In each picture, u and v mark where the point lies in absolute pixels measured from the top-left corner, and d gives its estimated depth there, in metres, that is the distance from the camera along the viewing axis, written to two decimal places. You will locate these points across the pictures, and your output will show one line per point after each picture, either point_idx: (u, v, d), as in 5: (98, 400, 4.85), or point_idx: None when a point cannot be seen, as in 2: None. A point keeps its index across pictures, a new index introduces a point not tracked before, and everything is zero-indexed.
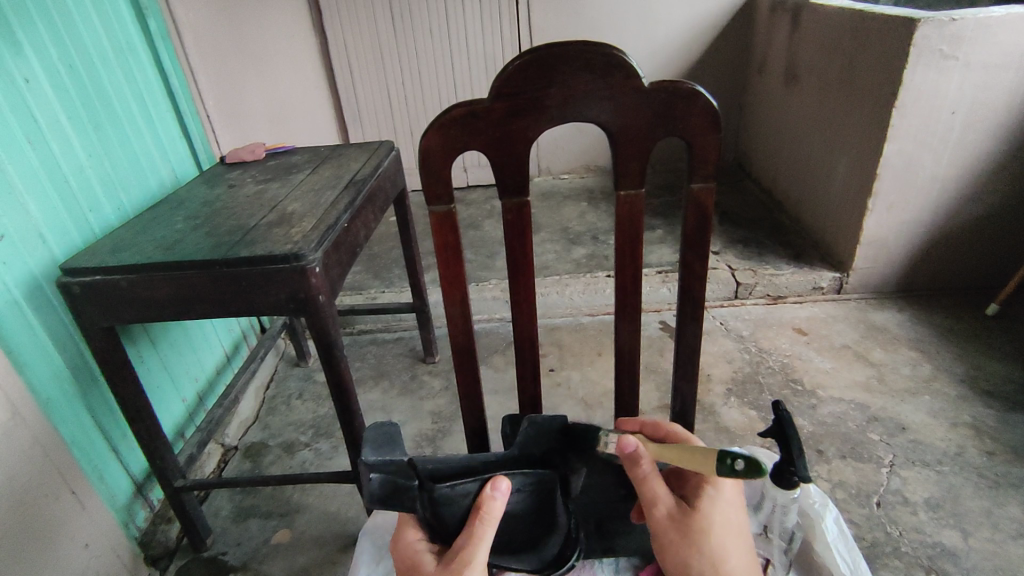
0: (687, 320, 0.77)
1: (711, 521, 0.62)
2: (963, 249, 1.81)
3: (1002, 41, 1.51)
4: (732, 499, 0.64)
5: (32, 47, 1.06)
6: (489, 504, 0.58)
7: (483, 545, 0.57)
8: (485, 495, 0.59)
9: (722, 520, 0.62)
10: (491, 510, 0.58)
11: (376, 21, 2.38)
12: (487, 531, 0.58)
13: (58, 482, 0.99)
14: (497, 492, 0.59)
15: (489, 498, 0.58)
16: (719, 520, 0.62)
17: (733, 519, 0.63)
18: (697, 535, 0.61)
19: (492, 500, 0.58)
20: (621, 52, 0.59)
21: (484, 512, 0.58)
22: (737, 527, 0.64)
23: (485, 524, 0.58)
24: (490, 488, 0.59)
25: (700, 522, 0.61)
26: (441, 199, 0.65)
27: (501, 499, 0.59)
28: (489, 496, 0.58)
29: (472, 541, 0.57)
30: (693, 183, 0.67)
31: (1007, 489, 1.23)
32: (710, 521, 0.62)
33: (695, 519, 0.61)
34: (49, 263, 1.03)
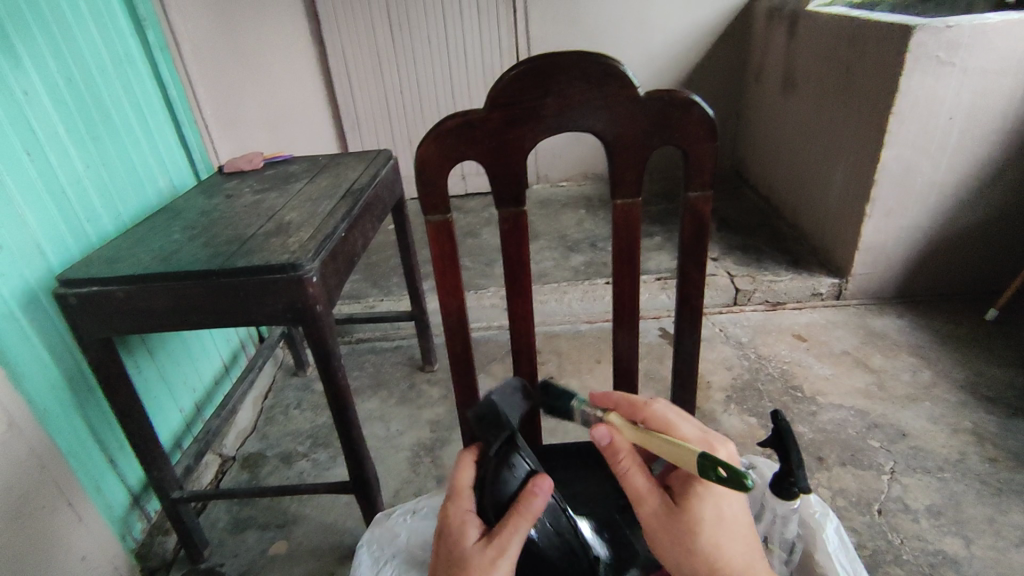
0: (685, 329, 0.76)
1: (701, 516, 0.57)
2: (962, 254, 1.82)
3: (999, 48, 1.52)
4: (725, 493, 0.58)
5: (31, 59, 1.06)
6: (534, 499, 0.57)
7: (519, 539, 0.56)
8: (529, 488, 0.58)
9: (716, 514, 0.57)
10: (534, 505, 0.57)
11: (375, 30, 2.39)
12: (524, 527, 0.56)
13: (55, 495, 0.99)
14: (541, 489, 0.57)
15: (534, 493, 0.57)
16: (713, 518, 0.57)
17: (727, 513, 0.57)
18: (687, 533, 0.56)
19: (536, 495, 0.57)
20: (617, 62, 0.59)
21: (528, 506, 0.56)
22: (735, 523, 0.58)
23: (526, 519, 0.56)
24: (535, 484, 0.57)
25: (689, 519, 0.57)
26: (438, 208, 0.65)
27: (544, 497, 0.57)
28: (531, 492, 0.57)
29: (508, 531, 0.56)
30: (689, 192, 0.67)
31: (1009, 495, 1.23)
32: (700, 518, 0.57)
33: (683, 515, 0.57)
34: (46, 274, 1.03)
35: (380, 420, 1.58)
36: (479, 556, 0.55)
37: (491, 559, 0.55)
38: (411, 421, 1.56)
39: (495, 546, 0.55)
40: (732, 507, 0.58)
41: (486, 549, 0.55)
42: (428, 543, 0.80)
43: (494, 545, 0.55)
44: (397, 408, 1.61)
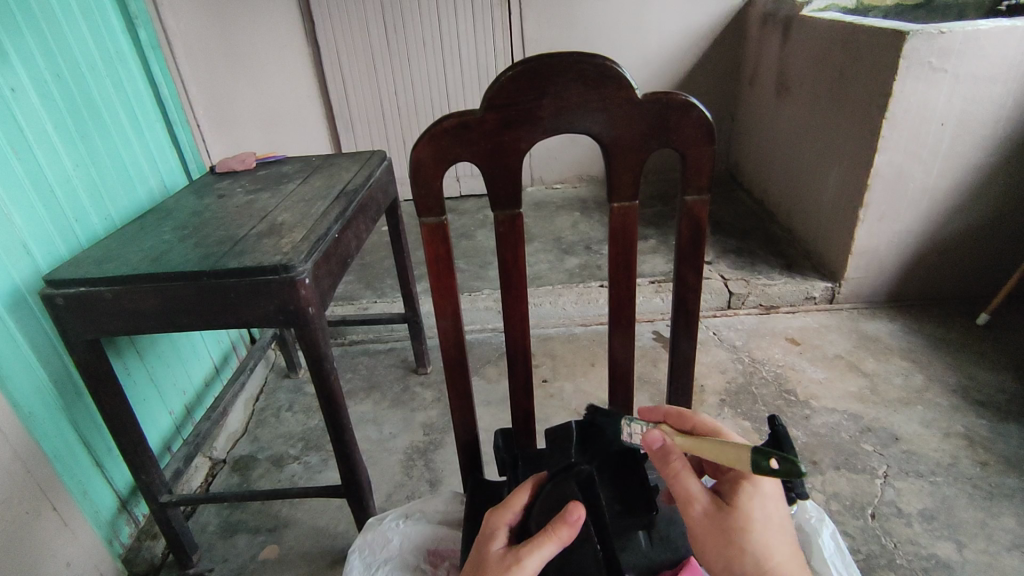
0: (681, 332, 0.76)
1: (754, 518, 0.54)
2: (953, 259, 1.83)
3: (990, 55, 1.53)
4: (774, 493, 0.57)
5: (18, 55, 1.05)
6: (563, 526, 0.56)
7: (538, 559, 0.56)
8: (563, 513, 0.56)
9: (768, 515, 0.55)
10: (562, 531, 0.55)
11: (369, 31, 2.38)
12: (547, 548, 0.55)
13: (39, 500, 0.97)
14: (574, 515, 0.56)
15: (565, 520, 0.56)
16: (761, 515, 0.55)
17: (777, 517, 0.56)
18: (740, 536, 0.53)
19: (567, 523, 0.56)
20: (614, 63, 0.59)
21: (555, 532, 0.55)
22: (785, 531, 0.56)
23: (549, 541, 0.56)
24: (568, 509, 0.56)
25: (741, 519, 0.54)
26: (433, 211, 0.64)
27: (574, 526, 0.56)
28: (563, 519, 0.56)
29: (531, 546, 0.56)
30: (686, 196, 0.67)
31: (1000, 500, 1.23)
32: (753, 518, 0.54)
33: (736, 516, 0.54)
34: (33, 275, 1.01)
35: (372, 423, 1.57)
36: (498, 562, 0.57)
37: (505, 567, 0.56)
38: (404, 424, 1.55)
39: (513, 556, 0.56)
40: (781, 511, 0.56)
41: (505, 558, 0.57)
42: (421, 549, 0.79)
43: (513, 556, 0.56)
44: (390, 411, 1.60)
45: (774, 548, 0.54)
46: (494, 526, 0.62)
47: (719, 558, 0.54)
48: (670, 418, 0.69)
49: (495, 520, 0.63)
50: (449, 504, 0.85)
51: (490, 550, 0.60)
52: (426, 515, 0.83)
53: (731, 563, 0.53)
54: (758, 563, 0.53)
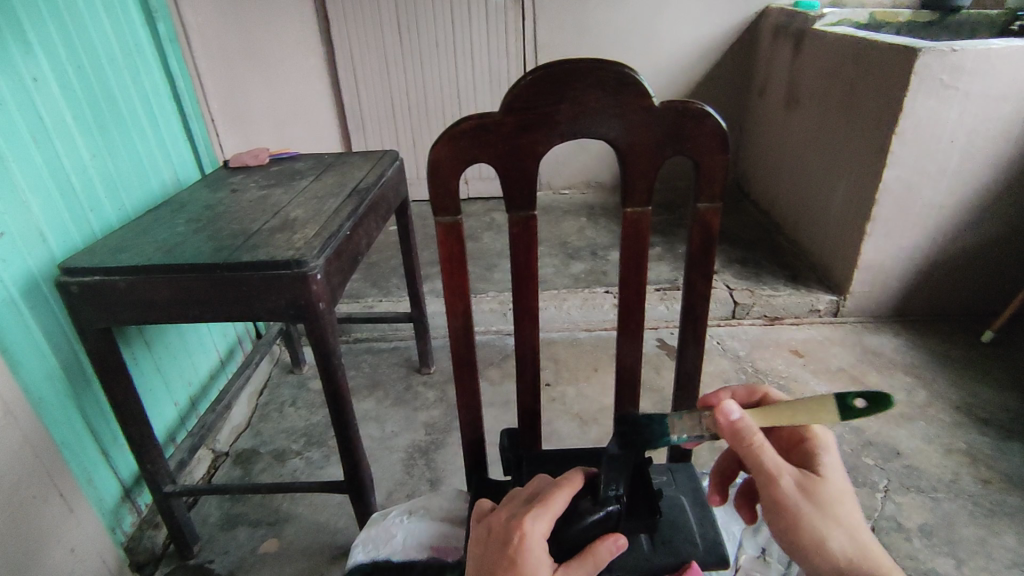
0: (689, 339, 0.77)
1: (833, 486, 0.57)
2: (960, 277, 1.83)
3: (1001, 73, 1.54)
4: (839, 462, 0.60)
5: (41, 45, 1.06)
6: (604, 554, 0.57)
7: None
8: (608, 540, 0.57)
9: (840, 485, 0.58)
10: (603, 557, 0.57)
11: (383, 32, 2.40)
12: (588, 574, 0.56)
13: (47, 485, 0.98)
14: (613, 542, 0.57)
15: (610, 546, 0.57)
16: (834, 481, 0.57)
17: (847, 482, 0.58)
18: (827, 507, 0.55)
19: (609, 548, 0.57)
20: (632, 71, 0.59)
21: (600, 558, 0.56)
22: (854, 493, 0.58)
23: (593, 565, 0.56)
24: (613, 537, 0.57)
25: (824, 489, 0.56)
26: (449, 210, 0.65)
27: (614, 554, 0.58)
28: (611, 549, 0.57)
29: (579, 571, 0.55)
30: (699, 204, 0.68)
31: (1001, 517, 1.23)
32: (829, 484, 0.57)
33: (820, 486, 0.56)
34: (48, 262, 1.02)
35: (375, 421, 1.57)
36: None
37: None
38: (406, 423, 1.56)
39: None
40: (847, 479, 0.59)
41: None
42: (425, 546, 0.79)
43: None
44: (392, 410, 1.61)
45: (853, 517, 0.56)
46: (535, 541, 0.54)
47: (814, 539, 0.54)
48: (739, 396, 0.69)
49: (533, 530, 0.54)
50: (452, 502, 0.86)
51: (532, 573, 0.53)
52: (430, 511, 0.84)
53: (824, 539, 0.54)
54: (846, 532, 0.54)
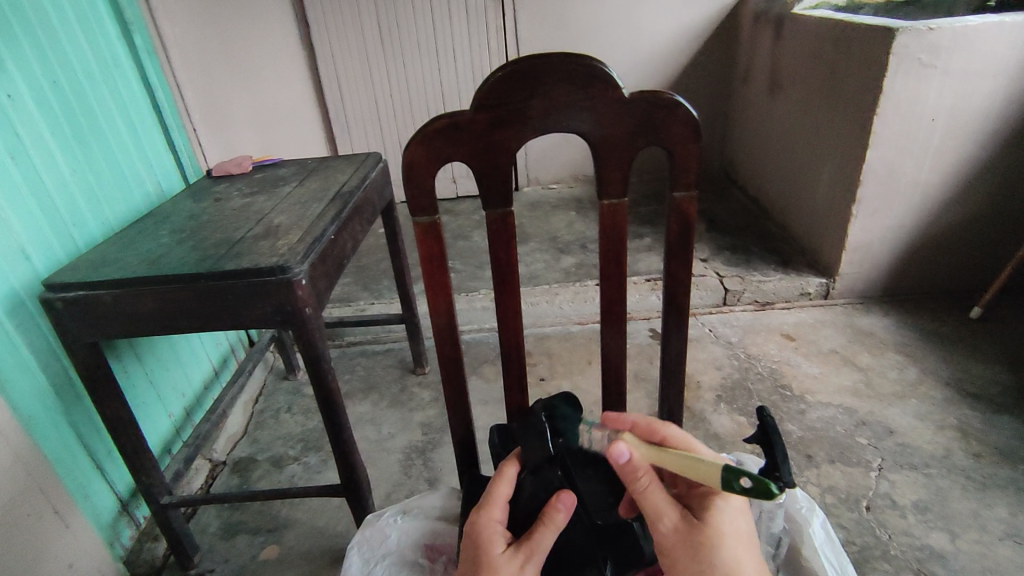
0: (672, 327, 0.77)
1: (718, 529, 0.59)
2: (947, 254, 1.84)
3: (978, 50, 1.54)
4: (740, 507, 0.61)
5: (15, 62, 1.05)
6: (556, 514, 0.61)
7: (544, 550, 0.60)
8: (553, 501, 0.62)
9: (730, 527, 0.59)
10: (557, 518, 0.61)
11: (364, 34, 2.39)
12: (550, 537, 0.60)
13: (41, 502, 0.98)
14: (563, 505, 0.61)
15: (556, 510, 0.61)
16: (729, 530, 0.59)
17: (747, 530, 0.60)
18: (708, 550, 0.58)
19: (558, 509, 0.61)
20: (601, 63, 0.60)
21: (550, 520, 0.61)
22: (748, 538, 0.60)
23: (550, 531, 0.61)
24: (558, 499, 0.61)
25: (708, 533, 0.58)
26: (426, 210, 0.66)
27: (565, 512, 0.61)
28: (553, 507, 0.61)
29: (533, 538, 0.60)
30: (674, 192, 0.68)
31: (994, 490, 1.24)
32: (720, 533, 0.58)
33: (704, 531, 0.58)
34: (33, 279, 1.03)
35: (370, 423, 1.58)
36: (508, 566, 0.59)
37: (518, 568, 0.59)
38: (403, 424, 1.56)
39: (522, 555, 0.60)
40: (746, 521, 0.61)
41: (514, 557, 0.60)
42: (420, 544, 0.80)
43: (523, 554, 0.60)
44: (389, 411, 1.61)
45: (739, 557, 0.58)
46: (489, 526, 0.63)
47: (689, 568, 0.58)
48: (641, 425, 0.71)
49: (485, 518, 0.64)
50: (446, 500, 0.86)
51: (490, 553, 0.61)
52: (423, 511, 0.84)
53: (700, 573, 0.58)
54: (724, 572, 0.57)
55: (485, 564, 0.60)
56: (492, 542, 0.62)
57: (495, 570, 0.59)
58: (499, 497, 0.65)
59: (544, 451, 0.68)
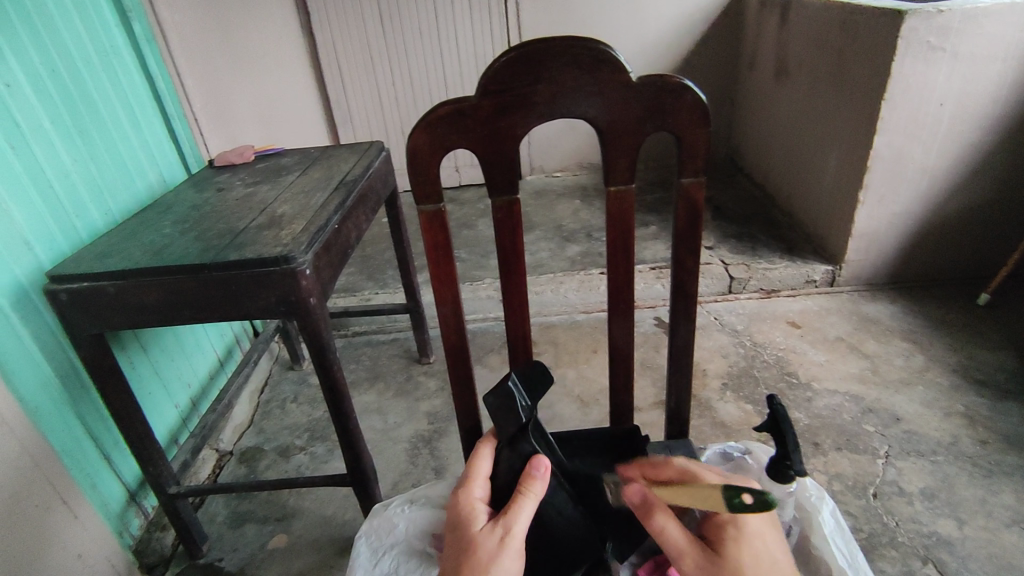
0: (680, 316, 0.77)
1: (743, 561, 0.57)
2: (955, 239, 1.82)
3: (989, 32, 1.51)
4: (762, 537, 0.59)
5: (14, 52, 1.05)
6: (533, 481, 0.61)
7: (525, 520, 0.59)
8: (529, 469, 0.62)
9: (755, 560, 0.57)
10: (535, 486, 0.61)
11: (365, 22, 2.37)
12: (530, 504, 0.60)
13: (50, 493, 0.98)
14: (538, 472, 0.62)
15: (533, 477, 0.61)
16: (752, 561, 0.57)
17: (773, 560, 0.58)
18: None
19: (535, 476, 0.62)
20: (608, 47, 0.58)
21: (527, 487, 0.61)
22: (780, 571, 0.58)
23: (530, 498, 0.60)
24: (533, 465, 0.62)
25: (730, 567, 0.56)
26: (431, 198, 0.65)
27: (542, 478, 0.62)
28: (531, 475, 0.62)
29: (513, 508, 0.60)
30: (682, 178, 0.67)
31: (1002, 477, 1.24)
32: (744, 563, 0.57)
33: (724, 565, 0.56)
34: (36, 270, 1.02)
35: (376, 412, 1.58)
36: (489, 539, 0.58)
37: (499, 539, 0.58)
38: (408, 413, 1.56)
39: (503, 524, 0.59)
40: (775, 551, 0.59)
41: (495, 527, 0.59)
42: (427, 533, 0.80)
43: (503, 526, 0.59)
44: (394, 401, 1.61)
45: None
46: (470, 503, 0.64)
47: None
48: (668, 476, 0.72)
49: (467, 496, 0.65)
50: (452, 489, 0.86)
51: (472, 529, 0.61)
52: (431, 499, 0.84)
53: None
54: None
55: (469, 542, 0.59)
56: (473, 519, 0.62)
57: (477, 545, 0.58)
58: (477, 478, 0.67)
59: (515, 421, 0.68)
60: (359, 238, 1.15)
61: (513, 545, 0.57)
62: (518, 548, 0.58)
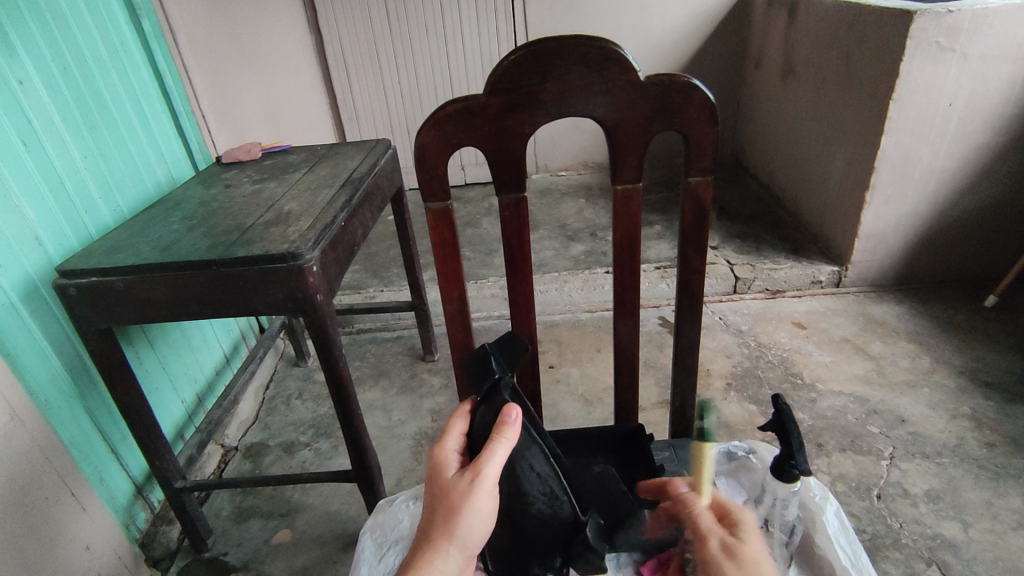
0: (686, 315, 0.77)
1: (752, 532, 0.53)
2: (962, 241, 1.82)
3: (999, 33, 1.51)
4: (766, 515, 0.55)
5: (26, 48, 1.05)
6: (505, 427, 0.58)
7: (497, 464, 0.56)
8: (501, 417, 0.59)
9: None
10: (508, 431, 0.58)
11: (372, 20, 2.38)
12: (502, 449, 0.56)
13: (59, 486, 0.99)
14: (510, 415, 0.59)
15: (505, 420, 0.58)
16: None
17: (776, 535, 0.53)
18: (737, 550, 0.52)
19: (506, 422, 0.58)
20: (616, 46, 0.59)
21: (499, 432, 0.57)
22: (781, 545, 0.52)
23: (502, 443, 0.57)
24: (505, 410, 0.59)
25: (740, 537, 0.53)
26: (438, 195, 0.65)
27: (514, 423, 0.59)
28: (502, 419, 0.58)
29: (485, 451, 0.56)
30: (690, 178, 0.67)
31: (1007, 480, 1.23)
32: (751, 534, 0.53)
33: None
34: (46, 265, 1.03)
35: (381, 409, 1.59)
36: (459, 483, 0.55)
37: (469, 481, 0.54)
38: (412, 411, 1.57)
39: (473, 468, 0.55)
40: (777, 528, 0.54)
41: (465, 472, 0.55)
42: None
43: (474, 467, 0.55)
44: (398, 398, 1.62)
45: None
46: (443, 455, 0.61)
47: None
48: None
49: (440, 449, 0.62)
50: None
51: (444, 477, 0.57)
52: None
53: None
54: None
55: (439, 487, 0.56)
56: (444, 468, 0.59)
57: (446, 490, 0.55)
58: (452, 432, 0.64)
59: (488, 375, 0.68)
60: (366, 235, 1.15)
61: (484, 486, 0.54)
62: (490, 490, 0.55)
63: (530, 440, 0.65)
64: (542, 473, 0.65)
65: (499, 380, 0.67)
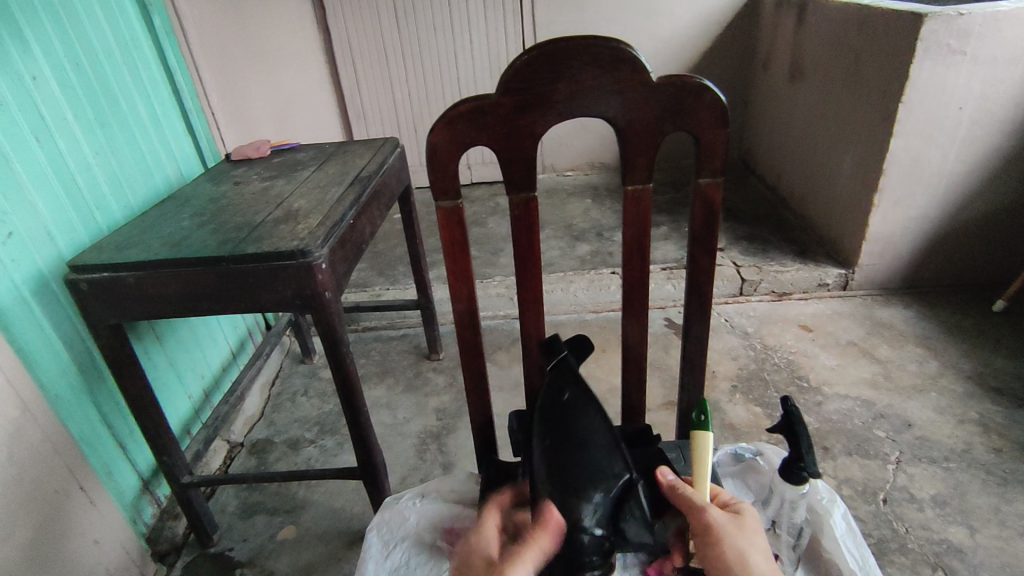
0: (695, 316, 0.77)
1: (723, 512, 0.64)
2: (971, 245, 1.81)
3: (1010, 36, 1.50)
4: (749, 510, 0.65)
5: (39, 43, 1.06)
6: (544, 530, 0.61)
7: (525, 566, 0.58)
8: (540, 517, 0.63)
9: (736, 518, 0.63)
10: (546, 539, 0.61)
11: (380, 19, 2.38)
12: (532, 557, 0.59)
13: (68, 480, 1.00)
14: (554, 516, 0.62)
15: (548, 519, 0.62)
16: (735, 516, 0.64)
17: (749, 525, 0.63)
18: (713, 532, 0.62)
19: (544, 524, 0.62)
20: (629, 46, 0.59)
21: (540, 530, 0.61)
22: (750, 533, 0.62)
23: (539, 549, 0.60)
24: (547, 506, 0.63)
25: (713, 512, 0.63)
26: (449, 194, 0.65)
27: (558, 531, 0.62)
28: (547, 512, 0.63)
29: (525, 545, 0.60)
30: (700, 179, 0.67)
31: (1014, 486, 1.23)
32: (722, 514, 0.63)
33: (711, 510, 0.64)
34: (57, 260, 1.04)
35: (386, 407, 1.59)
36: None
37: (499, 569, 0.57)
38: (417, 409, 1.57)
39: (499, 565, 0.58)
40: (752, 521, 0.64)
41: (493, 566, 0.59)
42: (439, 527, 0.81)
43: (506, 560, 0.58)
44: (404, 396, 1.62)
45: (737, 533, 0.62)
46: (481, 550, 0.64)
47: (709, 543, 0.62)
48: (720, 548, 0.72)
49: (473, 547, 0.65)
50: (463, 485, 0.87)
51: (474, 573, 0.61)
52: (441, 494, 0.85)
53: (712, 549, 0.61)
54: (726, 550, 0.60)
55: None
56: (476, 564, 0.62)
57: None
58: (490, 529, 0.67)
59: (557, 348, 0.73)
60: (374, 233, 1.15)
61: None
62: None
63: (595, 401, 0.70)
64: (604, 432, 0.69)
65: (565, 356, 0.72)
